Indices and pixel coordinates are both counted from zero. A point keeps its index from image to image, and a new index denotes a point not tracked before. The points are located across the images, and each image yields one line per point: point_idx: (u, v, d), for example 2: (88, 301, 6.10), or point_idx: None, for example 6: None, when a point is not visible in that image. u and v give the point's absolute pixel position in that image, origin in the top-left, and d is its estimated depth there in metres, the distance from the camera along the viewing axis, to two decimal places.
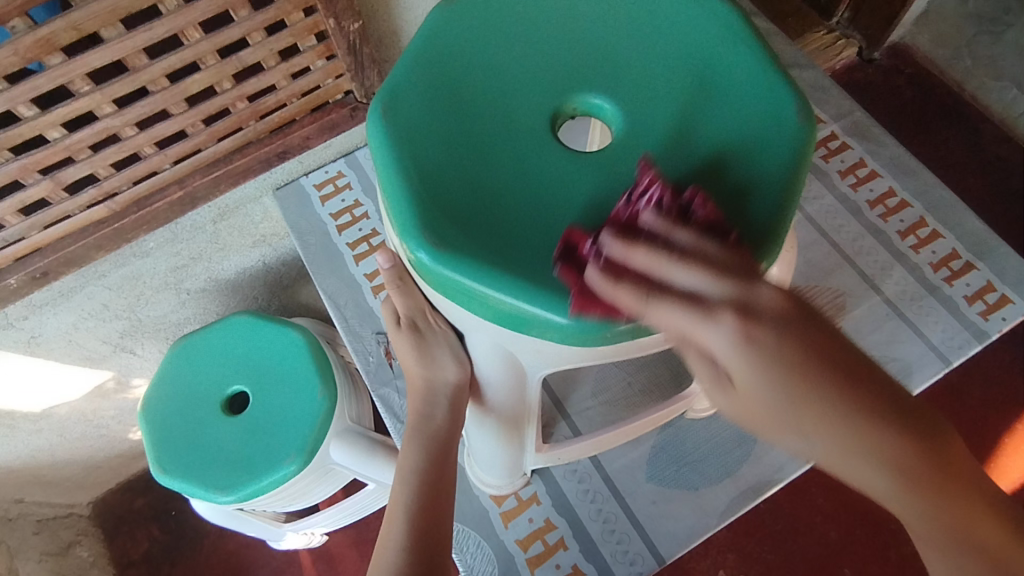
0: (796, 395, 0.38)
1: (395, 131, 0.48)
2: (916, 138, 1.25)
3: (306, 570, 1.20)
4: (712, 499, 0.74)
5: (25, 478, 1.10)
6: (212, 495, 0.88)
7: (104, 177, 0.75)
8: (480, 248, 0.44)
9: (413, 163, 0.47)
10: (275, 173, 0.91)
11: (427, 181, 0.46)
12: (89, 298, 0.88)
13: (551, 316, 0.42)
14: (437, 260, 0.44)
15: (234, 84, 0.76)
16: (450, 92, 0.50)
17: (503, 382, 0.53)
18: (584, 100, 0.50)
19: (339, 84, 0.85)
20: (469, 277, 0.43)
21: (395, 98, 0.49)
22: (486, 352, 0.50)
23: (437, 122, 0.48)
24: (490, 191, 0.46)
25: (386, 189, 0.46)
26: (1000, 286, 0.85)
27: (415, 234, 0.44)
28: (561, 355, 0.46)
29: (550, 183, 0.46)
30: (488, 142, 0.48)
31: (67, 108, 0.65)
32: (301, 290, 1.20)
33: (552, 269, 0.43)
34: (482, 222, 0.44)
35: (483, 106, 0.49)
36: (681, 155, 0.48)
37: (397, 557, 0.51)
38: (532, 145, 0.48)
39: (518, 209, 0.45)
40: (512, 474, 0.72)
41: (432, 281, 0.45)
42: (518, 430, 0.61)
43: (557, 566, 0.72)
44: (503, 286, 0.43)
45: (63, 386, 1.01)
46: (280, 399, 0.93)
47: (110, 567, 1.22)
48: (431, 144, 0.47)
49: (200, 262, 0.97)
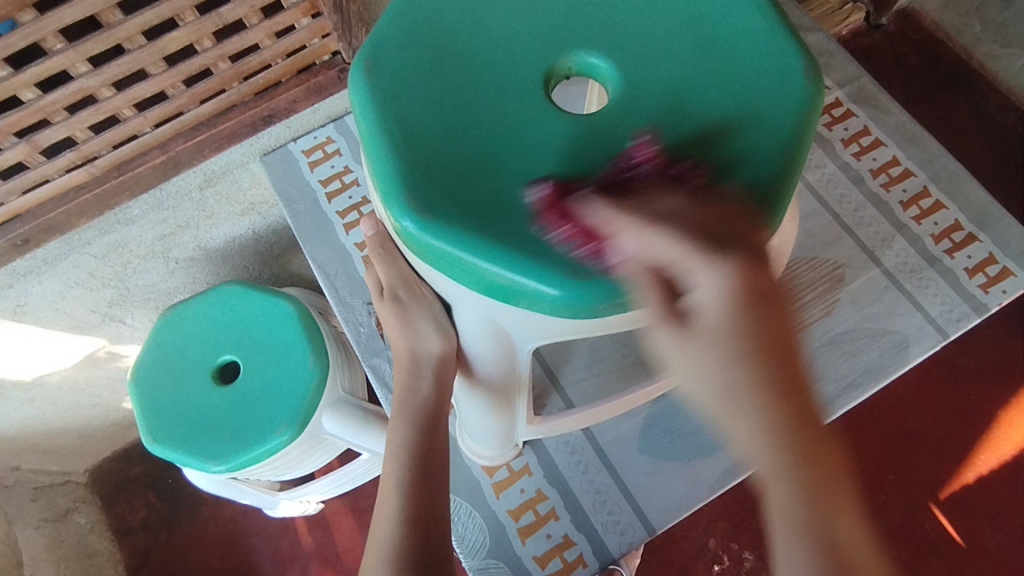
0: (734, 334, 0.37)
1: (379, 90, 0.45)
2: (922, 106, 1.22)
3: (302, 537, 1.21)
4: (704, 470, 0.74)
5: (20, 446, 1.10)
6: (205, 465, 0.88)
7: (82, 140, 0.73)
8: (467, 216, 0.42)
9: (397, 124, 0.44)
10: (262, 138, 0.87)
11: (413, 143, 0.44)
12: (75, 266, 0.86)
13: (539, 287, 0.41)
14: (421, 227, 0.42)
15: (215, 42, 0.72)
16: (438, 50, 0.47)
17: (491, 354, 0.52)
18: (579, 58, 0.48)
19: (325, 44, 0.81)
20: (454, 245, 0.41)
21: (380, 54, 0.47)
22: (474, 324, 0.49)
23: (423, 80, 0.46)
24: (478, 155, 0.44)
25: (369, 152, 0.44)
26: (1002, 259, 0.83)
27: (399, 199, 0.42)
28: (552, 327, 0.45)
29: (539, 148, 0.44)
30: (476, 103, 0.45)
31: (40, 67, 0.62)
32: (292, 259, 1.18)
33: (541, 238, 0.41)
34: (470, 188, 0.43)
35: (473, 65, 0.47)
36: (680, 118, 0.45)
37: (392, 531, 0.50)
38: (523, 108, 0.45)
39: (508, 175, 0.43)
40: (503, 446, 0.71)
41: (418, 251, 0.44)
42: (510, 402, 0.60)
43: (548, 535, 0.72)
44: (490, 255, 0.41)
45: (53, 355, 1.00)
46: (271, 369, 0.92)
47: (108, 533, 1.23)
48: (417, 106, 0.45)
49: (187, 230, 0.95)
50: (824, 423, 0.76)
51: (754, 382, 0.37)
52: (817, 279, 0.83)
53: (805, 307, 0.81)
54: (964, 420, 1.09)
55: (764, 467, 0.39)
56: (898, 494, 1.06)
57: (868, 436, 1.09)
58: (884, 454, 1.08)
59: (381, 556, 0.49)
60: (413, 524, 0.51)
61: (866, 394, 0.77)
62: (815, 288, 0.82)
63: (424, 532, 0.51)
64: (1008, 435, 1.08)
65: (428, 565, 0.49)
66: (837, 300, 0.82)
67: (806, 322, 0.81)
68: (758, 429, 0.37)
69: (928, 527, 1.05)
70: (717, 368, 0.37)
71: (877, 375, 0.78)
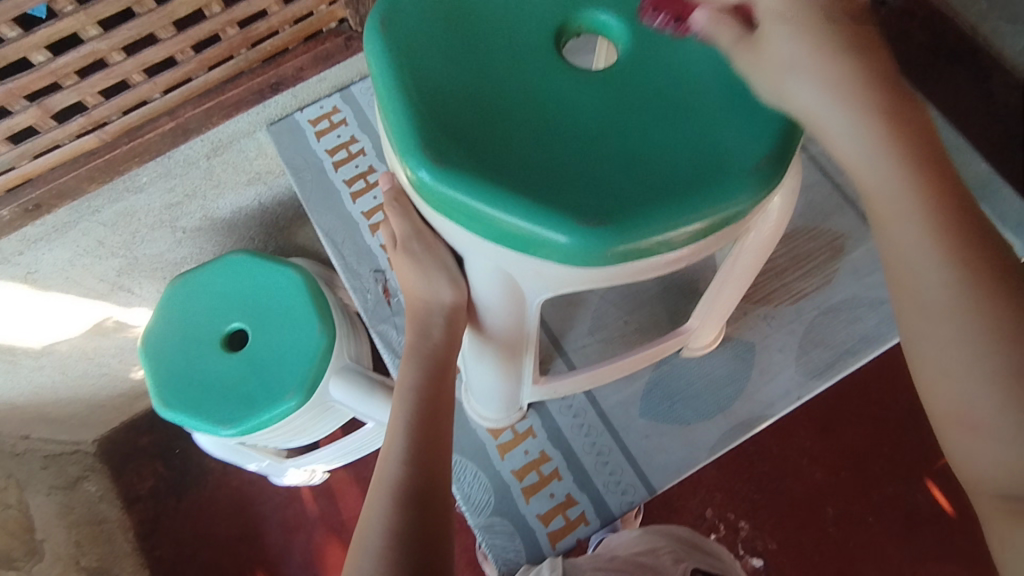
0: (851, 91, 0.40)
1: (395, 43, 0.46)
2: (925, 82, 1.24)
3: (307, 505, 1.24)
4: (704, 433, 0.76)
5: (29, 415, 1.13)
6: (215, 428, 0.90)
7: (92, 105, 0.73)
8: (481, 167, 0.43)
9: (412, 77, 0.45)
10: (269, 107, 0.87)
11: (427, 97, 0.45)
12: (84, 234, 0.87)
13: (552, 236, 0.42)
14: (437, 178, 0.43)
15: (223, 7, 0.73)
16: (451, 5, 0.48)
17: (500, 309, 0.54)
18: (590, 18, 0.49)
19: (332, 11, 0.82)
20: (470, 196, 0.43)
21: (395, 9, 0.48)
22: (485, 276, 0.50)
23: (436, 35, 0.47)
24: (491, 108, 0.45)
25: (384, 105, 0.45)
26: None
27: (415, 150, 0.43)
28: (560, 278, 0.46)
29: (549, 101, 0.45)
30: (488, 59, 0.46)
31: (51, 29, 0.63)
32: (297, 232, 1.18)
33: (553, 188, 0.42)
34: (483, 141, 0.44)
35: (483, 20, 0.48)
36: (682, 75, 0.46)
37: (396, 469, 0.52)
38: (533, 64, 0.46)
39: (518, 128, 0.44)
40: (507, 408, 0.73)
41: (433, 201, 0.45)
42: (517, 360, 0.62)
43: (551, 494, 0.75)
44: (503, 204, 0.42)
45: (62, 324, 1.01)
46: (278, 336, 0.93)
47: (118, 501, 1.25)
48: (430, 60, 0.46)
49: (195, 200, 0.96)
50: (822, 387, 0.77)
51: (867, 99, 0.40)
52: (817, 249, 0.84)
53: (804, 276, 0.82)
54: None
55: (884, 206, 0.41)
56: (892, 465, 1.09)
57: (863, 409, 1.12)
58: (878, 427, 1.11)
59: (382, 493, 0.51)
60: (423, 473, 0.52)
61: (862, 360, 0.78)
62: (815, 258, 0.84)
63: (435, 483, 0.52)
64: None
65: (438, 513, 0.51)
66: (835, 270, 0.83)
67: (806, 291, 0.82)
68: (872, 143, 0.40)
69: (921, 497, 1.07)
70: (835, 81, 0.40)
71: (875, 342, 0.79)
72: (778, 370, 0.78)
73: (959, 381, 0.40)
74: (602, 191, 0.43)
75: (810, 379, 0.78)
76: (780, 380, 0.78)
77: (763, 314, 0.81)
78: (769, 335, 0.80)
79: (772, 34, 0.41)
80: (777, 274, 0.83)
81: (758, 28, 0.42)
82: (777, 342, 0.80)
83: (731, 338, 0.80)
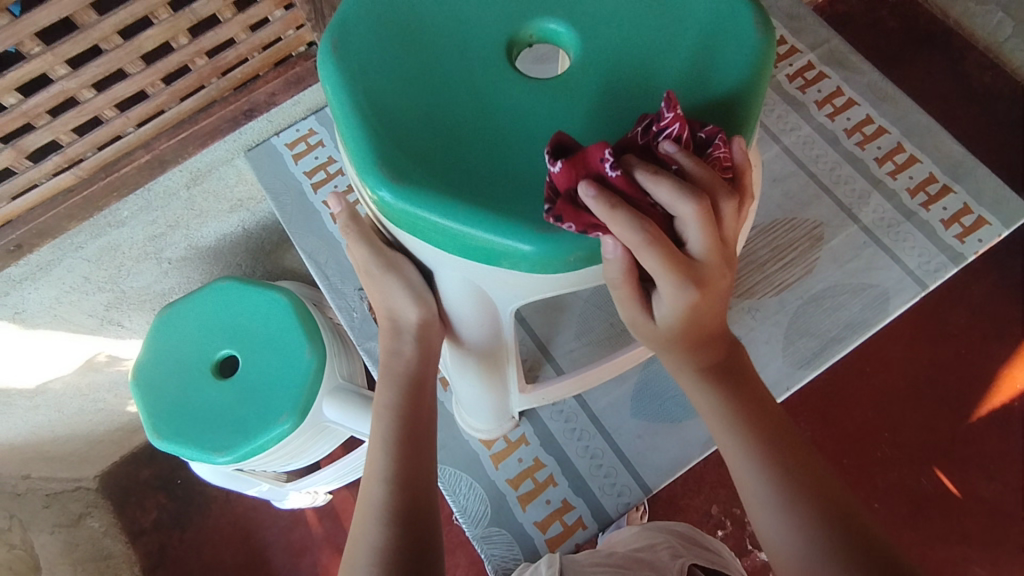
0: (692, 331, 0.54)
1: (348, 67, 0.47)
2: (900, 68, 1.26)
3: (311, 527, 1.24)
4: (696, 430, 0.76)
5: (29, 454, 1.12)
6: (209, 456, 0.90)
7: (66, 143, 0.74)
8: (439, 181, 0.44)
9: (366, 97, 0.46)
10: (245, 133, 0.88)
11: (382, 117, 0.45)
12: (69, 271, 0.88)
13: (513, 246, 0.43)
14: (397, 198, 0.44)
15: (191, 39, 0.73)
16: (402, 24, 0.48)
17: (475, 321, 0.55)
18: (540, 26, 0.49)
19: (300, 35, 0.82)
20: (431, 212, 0.44)
21: (347, 31, 0.48)
22: (456, 289, 0.51)
23: (387, 54, 0.47)
24: (445, 124, 0.45)
25: (341, 127, 0.46)
26: (977, 208, 0.85)
27: (374, 170, 0.44)
28: (533, 286, 0.48)
29: (503, 112, 0.45)
30: (440, 75, 0.47)
31: (19, 71, 0.63)
32: (284, 255, 1.19)
33: (510, 200, 0.43)
34: (439, 157, 0.44)
35: (433, 33, 0.48)
36: (633, 78, 0.47)
37: (381, 491, 0.51)
38: (484, 76, 0.47)
39: (472, 141, 0.45)
40: (493, 421, 0.73)
41: (396, 219, 0.46)
42: (495, 368, 0.62)
43: (547, 501, 0.75)
44: (465, 218, 0.43)
45: (54, 361, 1.01)
46: (267, 360, 0.94)
47: (122, 535, 1.25)
48: (384, 80, 0.47)
49: (178, 230, 0.96)
50: (810, 377, 0.78)
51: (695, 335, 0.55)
52: (797, 238, 0.84)
53: (786, 267, 0.83)
54: (958, 374, 1.13)
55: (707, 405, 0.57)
56: (894, 452, 1.09)
57: (859, 396, 1.12)
58: (878, 413, 1.11)
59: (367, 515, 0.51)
60: (408, 490, 0.52)
61: (849, 347, 0.79)
62: (797, 247, 0.84)
63: (420, 500, 0.52)
64: (999, 388, 1.12)
65: (427, 523, 0.51)
66: (818, 258, 0.84)
67: (788, 282, 0.82)
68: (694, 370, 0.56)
69: (925, 481, 1.08)
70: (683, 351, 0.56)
71: (860, 329, 0.79)
72: (766, 363, 0.79)
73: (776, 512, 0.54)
74: None
75: (798, 370, 0.78)
76: (768, 373, 0.78)
77: (747, 307, 0.81)
78: (754, 327, 0.80)
79: (659, 331, 0.52)
80: (759, 266, 0.83)
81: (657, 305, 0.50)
82: (763, 334, 0.80)
83: None
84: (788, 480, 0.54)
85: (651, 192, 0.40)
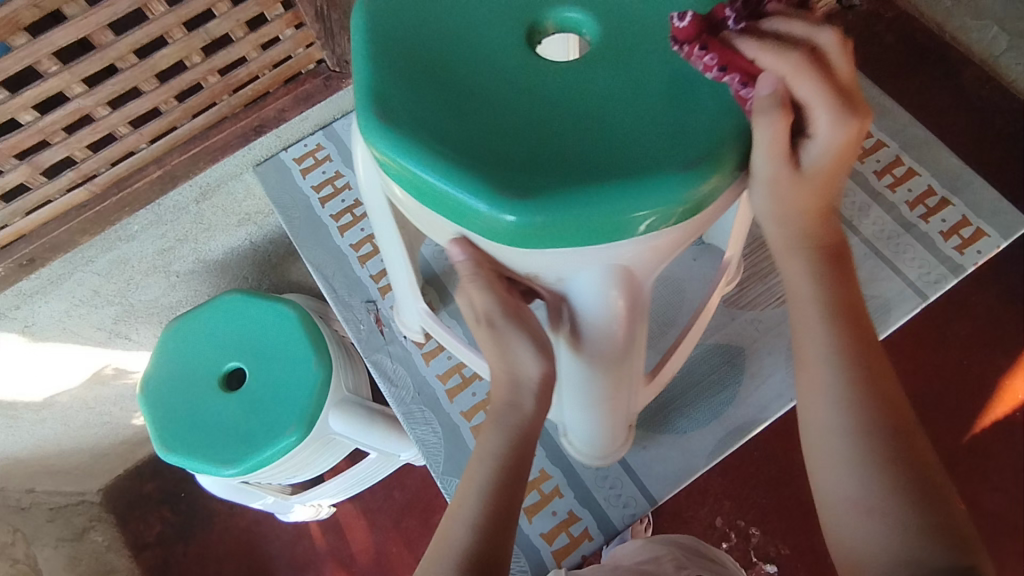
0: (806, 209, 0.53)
1: (398, 125, 0.47)
2: (897, 82, 1.28)
3: (316, 540, 1.24)
4: (701, 441, 0.77)
5: (34, 467, 1.13)
6: (217, 469, 0.90)
7: (81, 159, 0.75)
8: (553, 177, 0.45)
9: (433, 140, 0.46)
10: (254, 149, 0.91)
11: (471, 152, 0.46)
12: (79, 284, 0.89)
13: (650, 204, 0.44)
14: (540, 216, 0.44)
15: (204, 58, 0.75)
16: (422, 60, 0.50)
17: (603, 322, 0.52)
18: (558, 16, 0.52)
19: (310, 53, 0.84)
20: (565, 207, 0.44)
21: (379, 96, 0.48)
22: (594, 285, 0.50)
23: (423, 91, 0.48)
24: (522, 126, 0.47)
25: (427, 182, 0.46)
26: (975, 221, 0.86)
27: (488, 195, 0.45)
28: (665, 244, 0.48)
29: (562, 99, 0.47)
30: (486, 88, 0.48)
31: (36, 89, 0.65)
32: (290, 268, 1.20)
33: (623, 167, 0.45)
34: (537, 156, 0.45)
35: (454, 58, 0.50)
36: (658, 66, 0.48)
37: (466, 533, 0.53)
38: (526, 76, 0.49)
39: (556, 128, 0.46)
40: (619, 436, 0.72)
41: (519, 240, 0.46)
42: (615, 384, 0.60)
43: (553, 512, 0.75)
44: (616, 196, 0.44)
45: (61, 374, 1.02)
46: (274, 371, 0.94)
47: (125, 549, 1.25)
48: (437, 118, 0.47)
49: (187, 244, 0.98)
50: None
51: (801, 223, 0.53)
52: None
53: None
54: (960, 385, 1.13)
55: (800, 295, 0.54)
56: None
57: None
58: None
59: (451, 556, 0.52)
60: (492, 531, 0.53)
61: None
62: None
63: (502, 533, 0.54)
64: (1001, 399, 1.12)
65: (502, 544, 0.53)
66: None
67: None
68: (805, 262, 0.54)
69: None
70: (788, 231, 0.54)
71: None
72: (770, 374, 0.79)
73: (840, 442, 0.50)
74: (664, 150, 0.45)
75: None
76: (772, 383, 0.78)
77: (750, 318, 0.82)
78: (758, 338, 0.81)
79: (802, 185, 0.50)
80: (761, 278, 0.84)
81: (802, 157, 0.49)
82: (766, 345, 0.81)
83: (722, 344, 0.81)
84: (864, 392, 0.51)
85: (779, 32, 0.45)
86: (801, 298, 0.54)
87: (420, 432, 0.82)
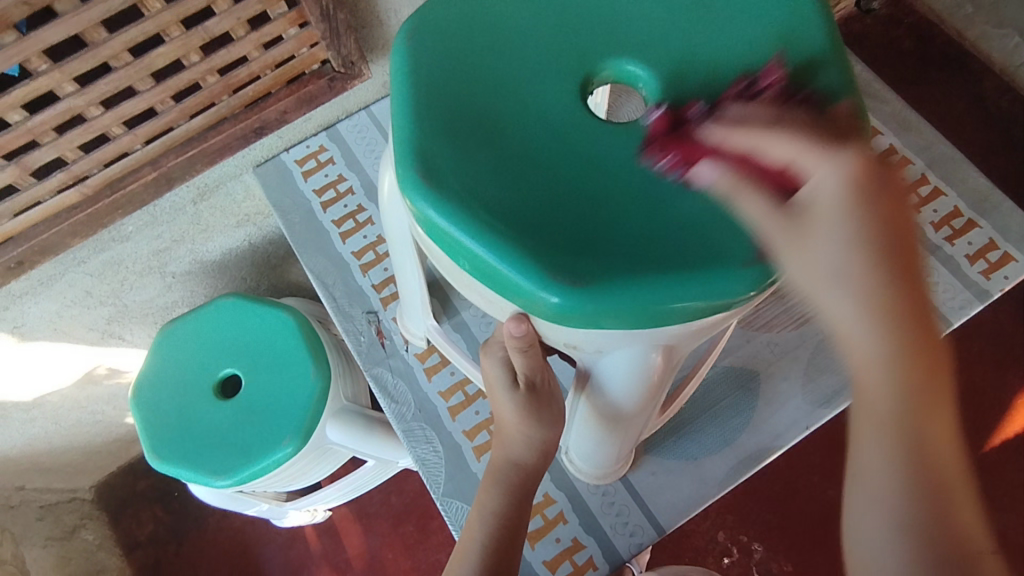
0: (866, 306, 0.37)
1: (443, 187, 0.43)
2: (916, 92, 1.24)
3: (310, 544, 1.22)
4: (713, 468, 0.74)
5: (23, 466, 1.09)
6: (210, 479, 0.88)
7: (72, 160, 0.72)
8: (612, 262, 0.41)
9: (482, 208, 0.42)
10: (254, 149, 0.88)
11: (523, 225, 0.42)
12: (70, 285, 0.86)
13: (714, 293, 0.41)
14: (599, 302, 0.41)
15: (203, 56, 0.72)
16: (468, 110, 0.45)
17: (627, 380, 0.52)
18: (619, 64, 0.47)
19: (314, 53, 0.80)
20: (622, 296, 0.41)
21: (423, 151, 0.44)
22: (623, 359, 0.49)
23: (469, 152, 0.44)
24: (576, 198, 0.43)
25: (473, 253, 0.42)
26: (1002, 245, 0.82)
27: (541, 276, 0.41)
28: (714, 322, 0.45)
29: (617, 168, 0.44)
30: (537, 148, 0.44)
31: (24, 89, 0.61)
32: (290, 269, 1.17)
33: (685, 253, 0.41)
34: (590, 234, 0.42)
35: (505, 113, 0.45)
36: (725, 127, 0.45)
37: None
38: (582, 136, 0.45)
39: (613, 203, 0.43)
40: (620, 459, 0.70)
41: (569, 321, 0.42)
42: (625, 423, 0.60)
43: (557, 539, 0.72)
44: (674, 288, 0.41)
45: (51, 374, 0.99)
46: (270, 379, 0.92)
47: (117, 548, 1.23)
48: (486, 182, 0.43)
49: (183, 244, 0.95)
50: (831, 415, 0.75)
51: (883, 312, 0.37)
52: None
53: None
54: (968, 404, 1.12)
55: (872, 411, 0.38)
56: None
57: None
58: None
59: None
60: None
61: None
62: None
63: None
64: (1011, 419, 1.11)
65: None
66: None
67: (807, 316, 0.80)
68: (880, 378, 0.38)
69: None
70: (860, 327, 0.37)
71: None
72: (786, 399, 0.77)
73: None
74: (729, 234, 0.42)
75: (819, 408, 0.76)
76: (788, 410, 0.76)
77: (766, 340, 0.80)
78: (774, 361, 0.79)
79: (813, 259, 0.38)
80: (778, 298, 0.81)
81: (806, 209, 0.39)
82: (782, 369, 0.78)
83: (736, 366, 0.79)
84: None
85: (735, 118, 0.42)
86: (869, 418, 0.39)
87: (421, 451, 0.80)
